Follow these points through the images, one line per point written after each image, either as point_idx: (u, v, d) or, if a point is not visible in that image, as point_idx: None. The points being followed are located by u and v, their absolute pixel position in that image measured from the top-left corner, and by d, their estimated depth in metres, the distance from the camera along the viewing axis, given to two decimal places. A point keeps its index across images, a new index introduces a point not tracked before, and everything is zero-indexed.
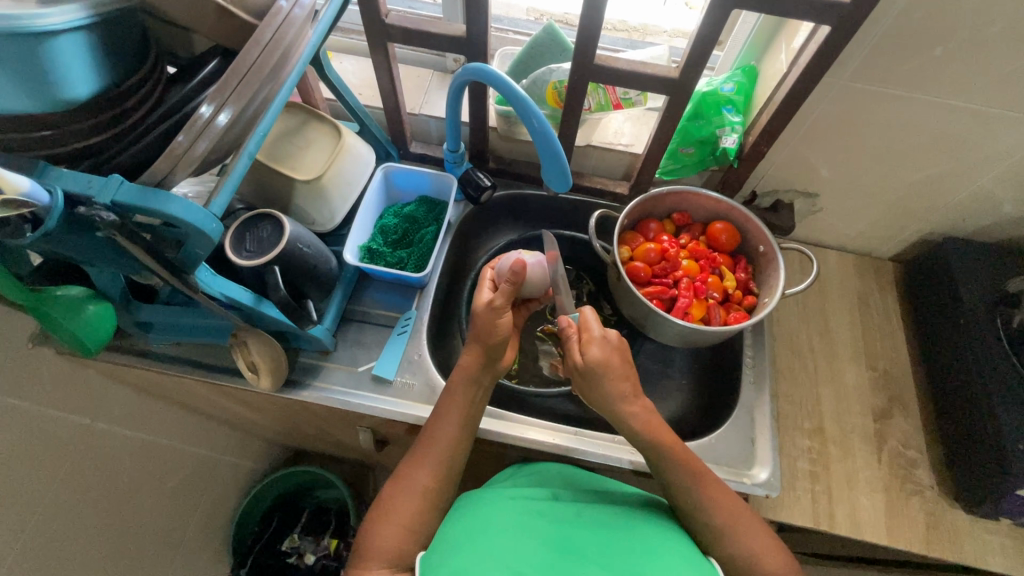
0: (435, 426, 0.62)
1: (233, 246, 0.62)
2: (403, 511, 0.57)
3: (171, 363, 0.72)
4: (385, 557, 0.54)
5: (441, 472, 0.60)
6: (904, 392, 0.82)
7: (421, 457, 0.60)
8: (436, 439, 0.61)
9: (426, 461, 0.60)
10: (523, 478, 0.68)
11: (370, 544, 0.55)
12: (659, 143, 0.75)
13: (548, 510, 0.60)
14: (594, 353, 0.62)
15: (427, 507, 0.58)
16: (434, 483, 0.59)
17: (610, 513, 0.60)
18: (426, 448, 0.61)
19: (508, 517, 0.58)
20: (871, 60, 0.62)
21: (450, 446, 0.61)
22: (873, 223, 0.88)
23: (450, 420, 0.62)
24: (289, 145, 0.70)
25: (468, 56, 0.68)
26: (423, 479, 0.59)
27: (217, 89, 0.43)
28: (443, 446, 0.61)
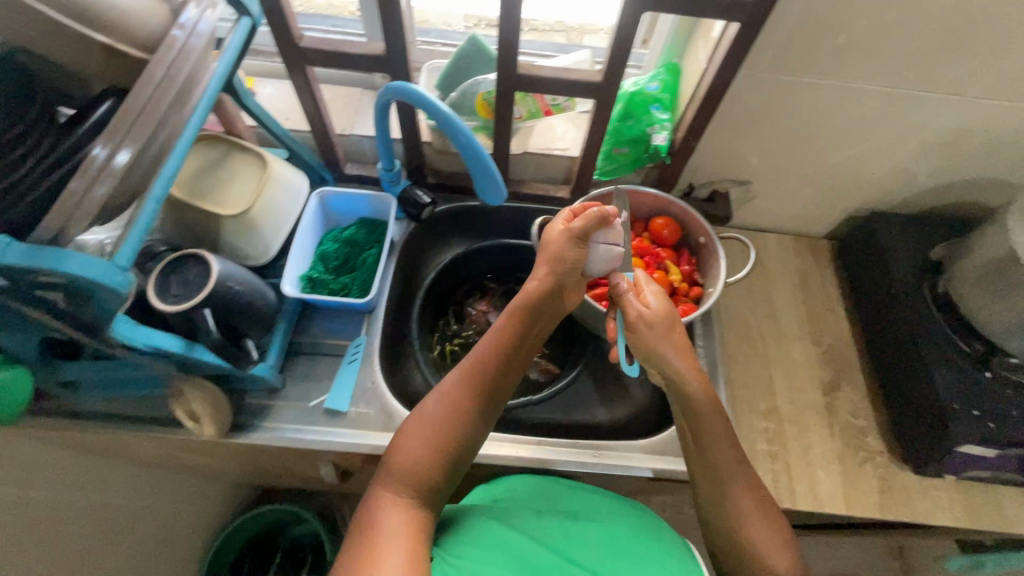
0: (476, 350, 0.62)
1: (157, 290, 0.58)
2: (424, 428, 0.58)
3: (108, 420, 0.68)
4: (403, 478, 0.56)
5: (472, 396, 0.59)
6: (849, 364, 0.86)
7: (455, 376, 0.60)
8: (477, 362, 0.61)
9: (460, 377, 0.60)
10: (513, 490, 0.70)
11: (395, 464, 0.56)
12: (593, 145, 0.75)
13: (544, 525, 0.62)
14: (655, 305, 0.66)
15: (455, 443, 0.58)
16: (457, 409, 0.59)
17: (598, 520, 0.64)
18: (471, 372, 0.60)
19: (509, 538, 0.59)
20: (782, 52, 0.65)
21: (489, 373, 0.60)
22: (805, 205, 0.91)
23: (495, 342, 0.62)
24: (210, 179, 0.67)
25: (391, 73, 0.67)
26: (462, 403, 0.59)
27: (108, 132, 0.41)
28: (486, 371, 0.60)
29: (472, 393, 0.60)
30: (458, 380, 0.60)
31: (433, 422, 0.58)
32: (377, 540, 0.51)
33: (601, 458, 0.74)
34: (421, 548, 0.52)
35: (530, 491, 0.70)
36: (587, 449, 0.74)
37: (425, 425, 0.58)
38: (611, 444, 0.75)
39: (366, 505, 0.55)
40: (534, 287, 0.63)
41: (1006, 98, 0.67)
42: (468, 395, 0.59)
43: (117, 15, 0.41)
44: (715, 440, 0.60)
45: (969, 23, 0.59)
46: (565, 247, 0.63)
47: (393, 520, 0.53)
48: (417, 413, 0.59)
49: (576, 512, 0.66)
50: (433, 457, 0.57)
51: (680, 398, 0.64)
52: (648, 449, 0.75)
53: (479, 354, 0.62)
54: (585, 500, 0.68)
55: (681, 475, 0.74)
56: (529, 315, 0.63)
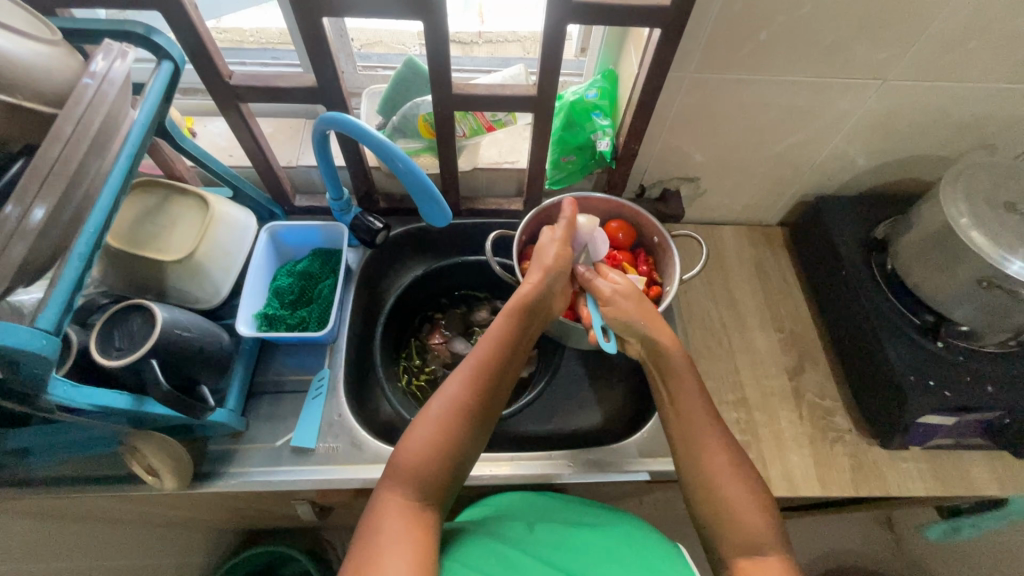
0: (476, 350, 0.61)
1: (99, 346, 0.57)
2: (430, 429, 0.55)
3: (60, 485, 0.64)
4: (410, 478, 0.54)
5: (474, 397, 0.58)
6: (811, 346, 0.87)
7: (458, 378, 0.58)
8: (479, 363, 0.59)
9: (465, 377, 0.58)
10: (523, 508, 0.69)
11: (403, 463, 0.54)
12: (538, 157, 0.76)
13: (547, 538, 0.61)
14: (624, 281, 0.67)
15: (459, 440, 0.56)
16: (462, 408, 0.57)
17: (597, 532, 0.62)
18: (473, 367, 0.59)
19: (512, 548, 0.59)
20: (710, 51, 0.66)
21: (491, 373, 0.60)
22: (754, 195, 0.94)
23: (495, 342, 0.61)
24: (150, 226, 0.65)
25: (327, 104, 0.67)
26: (464, 400, 0.57)
27: (19, 191, 0.39)
28: (489, 371, 0.59)
29: (476, 395, 0.58)
30: (462, 381, 0.58)
31: (440, 423, 0.56)
32: (386, 549, 0.48)
33: (577, 467, 0.73)
34: (428, 555, 0.50)
35: (538, 510, 0.69)
36: (563, 459, 0.74)
37: (429, 428, 0.56)
38: (587, 452, 0.75)
39: (373, 511, 0.52)
40: (529, 288, 0.63)
41: (925, 78, 0.70)
42: (473, 396, 0.58)
43: (21, 74, 0.40)
44: (692, 395, 0.61)
45: (880, 11, 0.61)
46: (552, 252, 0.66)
47: (402, 525, 0.51)
48: (422, 414, 0.57)
49: (576, 525, 0.64)
50: (440, 455, 0.55)
51: (655, 363, 0.64)
52: (624, 454, 0.75)
53: (479, 354, 0.60)
54: (586, 517, 0.67)
55: (657, 474, 0.74)
56: (525, 317, 0.63)
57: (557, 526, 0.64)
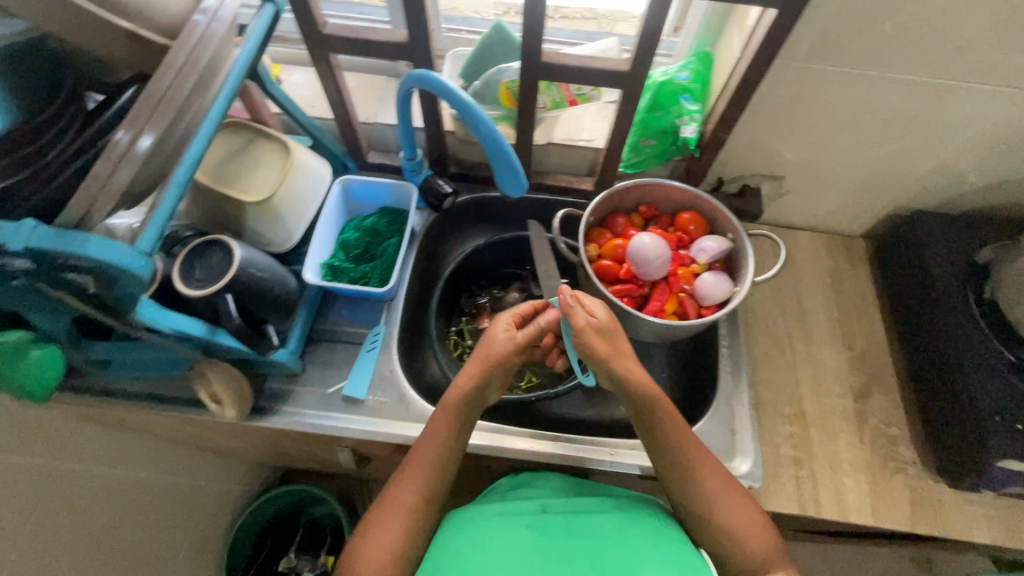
0: (421, 450, 0.61)
1: (181, 275, 0.60)
2: (386, 533, 0.57)
3: (137, 400, 0.70)
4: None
5: (424, 498, 0.59)
6: (881, 369, 0.82)
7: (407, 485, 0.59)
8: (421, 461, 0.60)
9: (413, 476, 0.59)
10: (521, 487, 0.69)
11: (358, 565, 0.55)
12: (619, 137, 0.73)
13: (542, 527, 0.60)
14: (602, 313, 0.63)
15: (413, 533, 0.58)
16: (413, 510, 0.58)
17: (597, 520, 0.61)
18: (410, 467, 0.60)
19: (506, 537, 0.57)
20: (824, 39, 0.61)
21: (432, 469, 0.60)
22: (841, 202, 0.87)
23: (435, 441, 0.61)
24: (236, 166, 0.67)
25: (415, 62, 0.66)
26: (409, 498, 0.59)
27: (131, 117, 0.41)
28: (430, 466, 0.60)
29: (422, 491, 0.59)
30: (409, 485, 0.59)
31: (393, 529, 0.57)
32: None
33: (618, 457, 0.72)
34: None
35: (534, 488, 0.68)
36: (604, 446, 0.73)
37: (384, 534, 0.56)
38: (630, 443, 0.74)
39: None
40: (465, 382, 0.62)
41: None
42: (419, 491, 0.59)
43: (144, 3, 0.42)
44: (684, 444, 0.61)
45: None
46: (501, 340, 0.64)
47: None
48: (376, 516, 0.58)
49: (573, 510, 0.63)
50: (395, 553, 0.56)
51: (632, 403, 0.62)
52: None
53: (421, 456, 0.61)
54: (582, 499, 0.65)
55: None
56: (461, 411, 0.62)
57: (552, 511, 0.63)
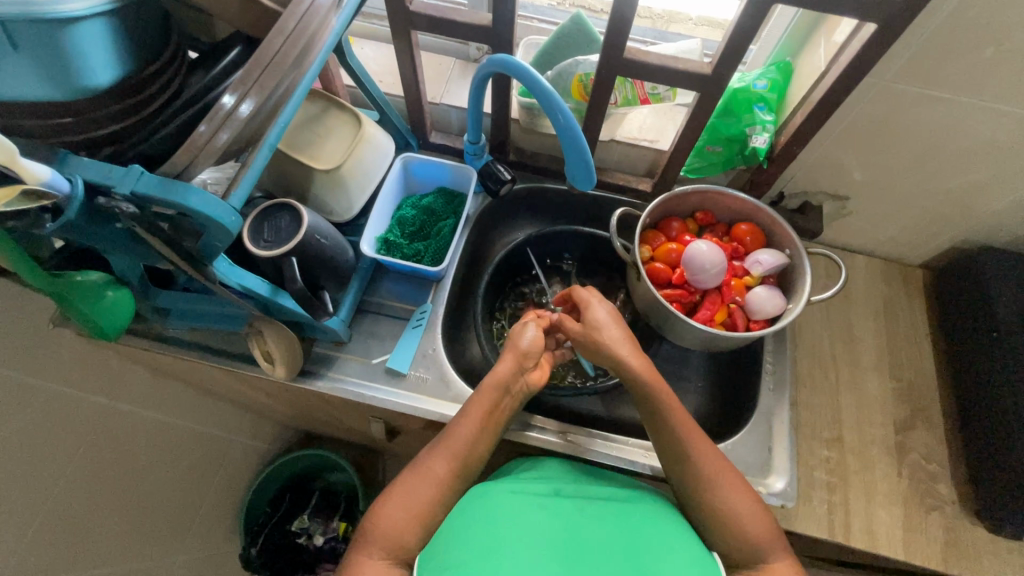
0: (454, 425, 0.60)
1: (250, 234, 0.61)
2: (410, 500, 0.56)
3: (188, 349, 0.72)
4: (387, 545, 0.53)
5: (452, 472, 0.58)
6: (928, 403, 0.80)
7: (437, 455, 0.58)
8: (455, 436, 0.59)
9: (445, 449, 0.58)
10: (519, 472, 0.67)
11: (376, 528, 0.54)
12: (687, 140, 0.72)
13: (541, 520, 0.57)
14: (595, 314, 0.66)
15: (436, 507, 0.56)
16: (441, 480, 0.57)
17: (603, 517, 0.58)
18: (444, 441, 0.59)
19: (502, 534, 0.54)
20: (918, 59, 0.60)
21: (465, 450, 0.59)
22: (904, 229, 0.85)
23: (472, 420, 0.60)
24: (308, 133, 0.69)
25: (495, 46, 0.66)
26: (440, 470, 0.57)
27: (239, 79, 0.42)
28: (464, 445, 0.59)
29: (451, 469, 0.58)
30: (441, 460, 0.58)
31: (418, 497, 0.56)
32: None
33: (652, 459, 0.70)
34: None
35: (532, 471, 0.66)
36: (640, 448, 0.71)
37: (410, 500, 0.55)
38: None
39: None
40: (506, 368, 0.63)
41: None
42: (450, 467, 0.58)
43: None
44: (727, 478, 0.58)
45: None
46: (526, 337, 0.67)
47: None
48: (400, 483, 0.57)
49: (577, 501, 0.61)
50: (418, 522, 0.55)
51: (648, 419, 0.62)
52: None
53: (455, 433, 0.60)
54: (589, 490, 0.63)
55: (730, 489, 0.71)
56: (498, 396, 0.62)
57: (558, 502, 0.60)
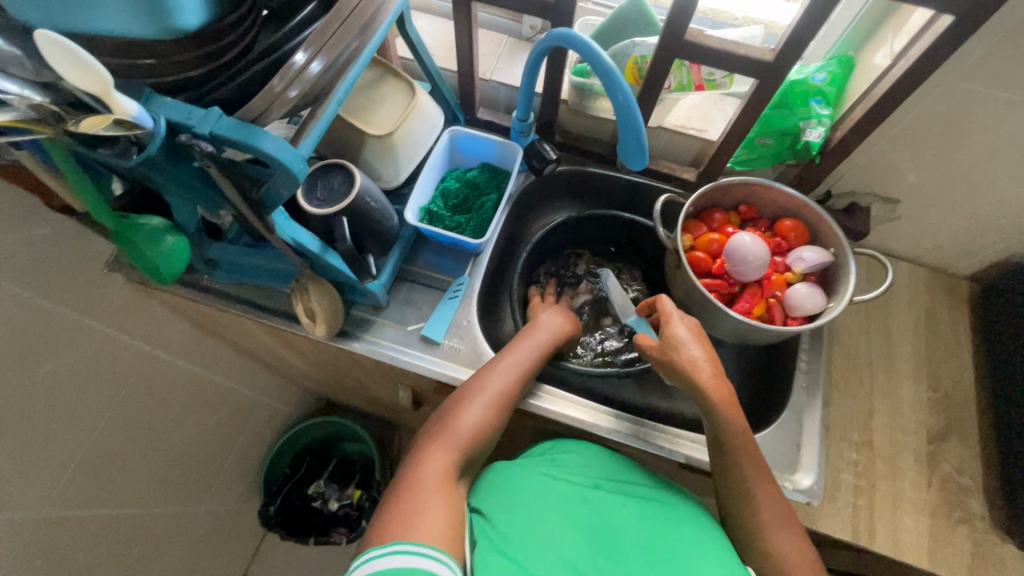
0: (514, 355, 0.66)
1: (304, 192, 0.63)
2: (478, 413, 0.61)
3: (232, 302, 0.74)
4: (454, 449, 0.58)
5: (511, 396, 0.64)
6: (964, 416, 0.78)
7: (483, 397, 0.62)
8: (519, 364, 0.65)
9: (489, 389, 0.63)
10: (556, 454, 0.67)
11: (447, 433, 0.59)
12: (739, 130, 0.72)
13: (584, 514, 0.57)
14: (678, 334, 0.63)
15: (493, 423, 0.62)
16: (497, 406, 0.62)
17: (643, 516, 0.58)
18: (507, 365, 0.65)
19: (542, 521, 0.55)
20: (992, 58, 0.58)
21: (525, 376, 0.65)
22: (954, 238, 0.83)
23: (532, 353, 0.67)
24: (363, 98, 0.70)
25: (554, 22, 0.67)
26: (502, 390, 0.63)
27: (314, 38, 0.44)
28: (525, 373, 0.65)
29: (513, 390, 0.64)
30: (505, 382, 0.64)
31: (485, 410, 0.61)
32: (431, 504, 0.52)
33: (679, 446, 0.71)
34: (458, 516, 0.53)
35: (572, 457, 0.66)
36: (666, 434, 0.71)
37: (478, 411, 0.61)
38: (692, 435, 0.72)
39: (412, 470, 0.56)
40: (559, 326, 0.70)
41: None
42: (513, 390, 0.64)
43: None
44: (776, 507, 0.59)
45: None
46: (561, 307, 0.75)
47: (442, 486, 0.55)
48: (466, 400, 0.62)
49: (618, 497, 0.61)
50: (480, 432, 0.60)
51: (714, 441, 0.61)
52: None
53: (519, 360, 0.66)
54: (631, 488, 0.63)
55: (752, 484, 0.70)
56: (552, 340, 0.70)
57: (597, 497, 0.60)
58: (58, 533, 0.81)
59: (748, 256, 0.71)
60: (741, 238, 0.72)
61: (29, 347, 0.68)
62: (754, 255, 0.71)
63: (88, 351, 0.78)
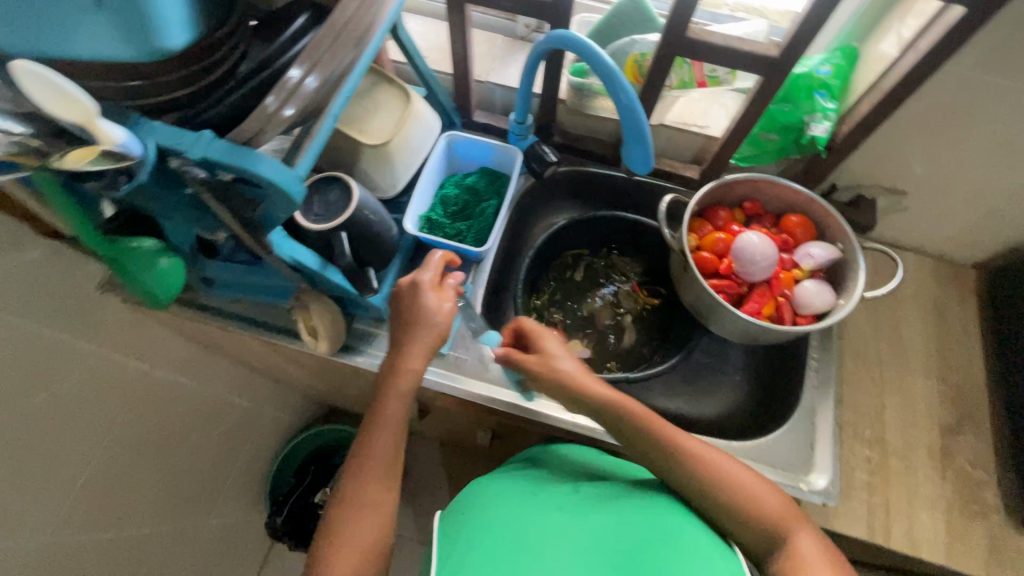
0: (371, 440, 0.57)
1: (301, 208, 0.62)
2: (359, 533, 0.52)
3: (231, 319, 0.73)
4: None
5: (386, 493, 0.55)
6: (976, 407, 0.78)
7: (358, 499, 0.54)
8: (377, 451, 0.56)
9: (367, 478, 0.55)
10: (529, 475, 0.67)
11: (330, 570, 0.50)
12: (743, 126, 0.70)
13: (554, 520, 0.56)
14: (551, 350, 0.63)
15: (381, 531, 0.53)
16: (372, 510, 0.54)
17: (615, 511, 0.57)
18: (366, 456, 0.56)
19: (505, 538, 0.54)
20: (1004, 48, 0.57)
21: (389, 460, 0.57)
22: (962, 228, 0.82)
23: (390, 428, 0.57)
24: (357, 107, 0.68)
25: (552, 23, 0.65)
26: (374, 490, 0.54)
27: (308, 53, 0.43)
28: (388, 455, 0.56)
29: (383, 483, 0.55)
30: (370, 479, 0.55)
31: (361, 525, 0.53)
32: None
33: None
34: None
35: (536, 473, 0.66)
36: None
37: (354, 532, 0.52)
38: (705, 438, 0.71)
39: None
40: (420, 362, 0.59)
41: None
42: (379, 484, 0.55)
43: None
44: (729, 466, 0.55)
45: None
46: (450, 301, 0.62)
47: None
48: (343, 521, 0.53)
49: (592, 502, 0.59)
50: (368, 548, 0.52)
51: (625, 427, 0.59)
52: (743, 453, 0.70)
53: (378, 444, 0.57)
54: (603, 492, 0.61)
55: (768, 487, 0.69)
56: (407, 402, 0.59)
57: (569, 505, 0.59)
58: (65, 559, 0.80)
59: (757, 254, 0.70)
60: (749, 237, 0.71)
61: (26, 376, 0.67)
62: (762, 253, 0.70)
63: (87, 375, 0.77)
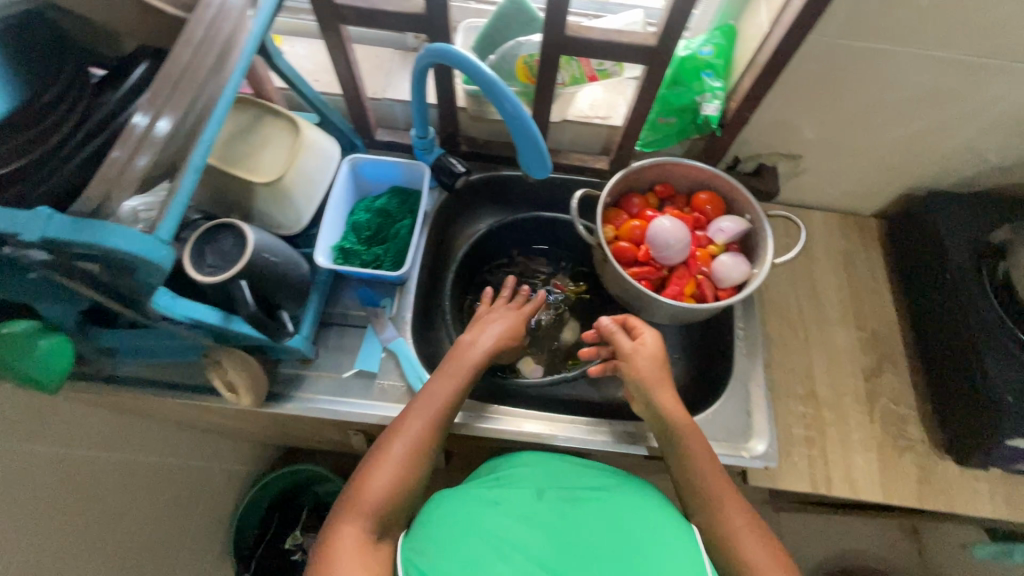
0: (376, 465, 0.55)
1: (193, 260, 0.57)
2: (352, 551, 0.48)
3: (144, 386, 0.68)
4: None
5: (390, 511, 0.53)
6: (892, 348, 0.83)
7: (356, 520, 0.51)
8: (387, 471, 0.54)
9: (373, 496, 0.53)
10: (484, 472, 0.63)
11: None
12: (639, 114, 0.71)
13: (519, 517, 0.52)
14: (648, 340, 0.66)
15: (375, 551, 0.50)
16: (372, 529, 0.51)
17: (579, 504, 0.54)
18: (370, 476, 0.54)
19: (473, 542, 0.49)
20: (858, 15, 0.60)
21: (399, 478, 0.55)
22: (857, 182, 0.86)
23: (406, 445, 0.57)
24: (241, 145, 0.65)
25: (431, 35, 0.63)
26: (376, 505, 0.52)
27: (151, 96, 0.40)
28: (399, 474, 0.55)
29: (386, 502, 0.53)
30: (375, 498, 0.52)
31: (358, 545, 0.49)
32: None
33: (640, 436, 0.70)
34: None
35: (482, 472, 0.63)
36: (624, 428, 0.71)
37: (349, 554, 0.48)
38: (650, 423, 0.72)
39: None
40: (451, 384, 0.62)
41: None
42: (383, 505, 0.53)
43: None
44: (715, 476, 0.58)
45: None
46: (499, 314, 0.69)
47: None
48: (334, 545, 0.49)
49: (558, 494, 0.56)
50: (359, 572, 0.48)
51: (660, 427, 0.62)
52: None
53: (387, 462, 0.55)
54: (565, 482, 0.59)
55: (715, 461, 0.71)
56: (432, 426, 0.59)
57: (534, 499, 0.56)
58: None
59: (673, 237, 0.71)
60: (662, 222, 0.72)
61: None
62: (676, 236, 0.71)
63: None
